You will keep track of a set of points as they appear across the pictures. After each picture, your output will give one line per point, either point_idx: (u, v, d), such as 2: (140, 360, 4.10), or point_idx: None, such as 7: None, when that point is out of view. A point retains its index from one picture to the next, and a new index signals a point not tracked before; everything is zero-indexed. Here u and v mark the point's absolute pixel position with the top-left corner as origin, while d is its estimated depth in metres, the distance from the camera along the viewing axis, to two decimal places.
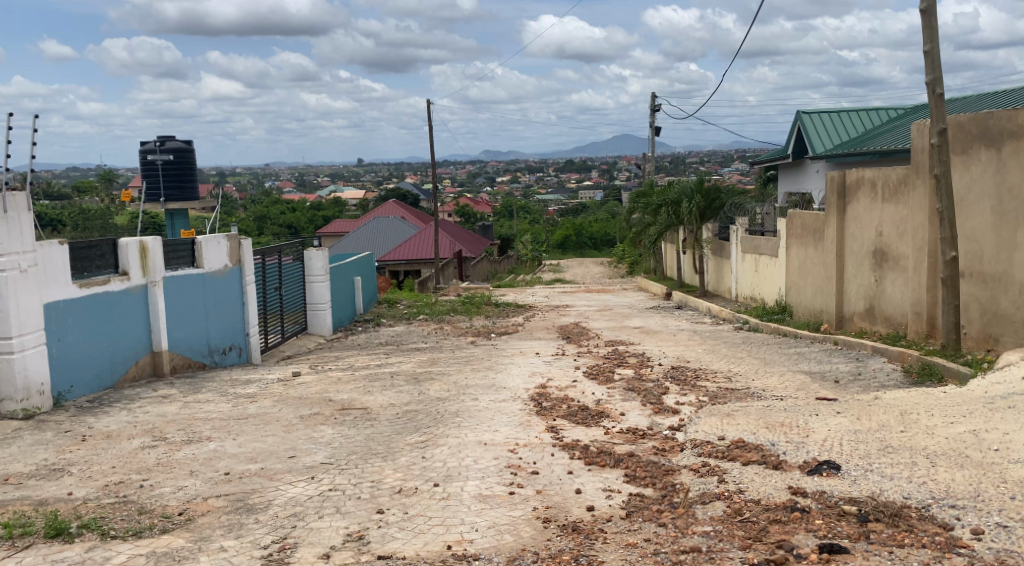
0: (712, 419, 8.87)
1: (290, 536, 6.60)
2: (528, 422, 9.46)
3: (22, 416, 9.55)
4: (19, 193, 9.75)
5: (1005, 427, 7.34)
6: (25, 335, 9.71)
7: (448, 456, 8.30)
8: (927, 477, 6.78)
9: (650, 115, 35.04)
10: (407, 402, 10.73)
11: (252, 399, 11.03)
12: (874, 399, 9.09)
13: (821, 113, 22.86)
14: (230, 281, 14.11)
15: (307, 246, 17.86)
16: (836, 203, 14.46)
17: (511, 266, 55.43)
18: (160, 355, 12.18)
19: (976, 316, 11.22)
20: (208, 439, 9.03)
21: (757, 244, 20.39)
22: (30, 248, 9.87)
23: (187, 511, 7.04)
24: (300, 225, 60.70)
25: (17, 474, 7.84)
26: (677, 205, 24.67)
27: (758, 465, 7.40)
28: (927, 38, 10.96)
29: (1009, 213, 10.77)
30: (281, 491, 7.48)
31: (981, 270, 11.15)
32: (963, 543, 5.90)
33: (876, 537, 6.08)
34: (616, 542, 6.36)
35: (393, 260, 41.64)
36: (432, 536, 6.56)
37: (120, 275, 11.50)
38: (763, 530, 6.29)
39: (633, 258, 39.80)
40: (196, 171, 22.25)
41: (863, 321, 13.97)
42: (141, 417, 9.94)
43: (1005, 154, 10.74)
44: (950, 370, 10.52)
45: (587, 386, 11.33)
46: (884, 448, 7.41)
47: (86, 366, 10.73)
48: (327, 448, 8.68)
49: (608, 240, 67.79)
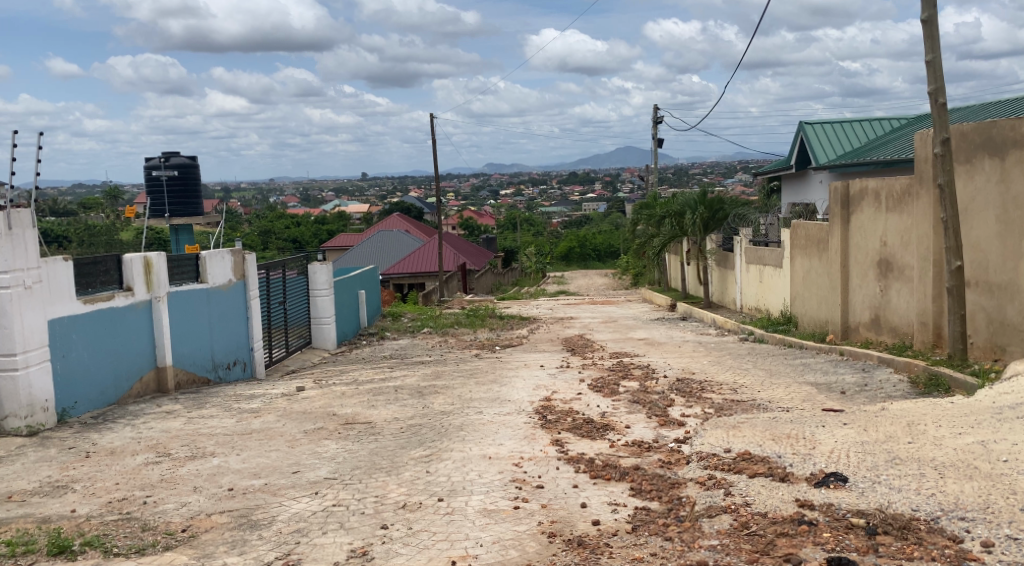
0: (718, 431, 8.82)
1: (293, 552, 6.56)
2: (533, 435, 9.43)
3: (26, 433, 9.55)
4: (24, 210, 9.78)
5: (1013, 438, 7.30)
6: (30, 352, 9.69)
7: (452, 470, 8.26)
8: (936, 489, 6.73)
9: (654, 127, 34.79)
10: (410, 417, 10.68)
11: (256, 415, 10.98)
12: (880, 410, 9.04)
13: (824, 124, 22.89)
14: (235, 295, 14.13)
15: (313, 261, 17.91)
16: (841, 212, 14.35)
17: (516, 278, 55.33)
18: (164, 371, 12.17)
19: (983, 325, 11.14)
20: (212, 455, 8.99)
21: (760, 254, 20.42)
22: (34, 264, 9.88)
23: (191, 528, 7.00)
24: (305, 239, 60.57)
25: (20, 492, 7.80)
26: (680, 216, 24.82)
27: (764, 477, 7.36)
28: (928, 48, 10.96)
29: (1014, 221, 10.75)
30: (284, 506, 7.44)
31: (987, 280, 11.11)
32: (974, 556, 5.85)
33: (885, 550, 6.02)
34: (622, 556, 6.30)
35: (397, 273, 41.59)
36: (436, 552, 6.51)
37: (125, 291, 11.49)
38: (771, 544, 6.23)
39: (639, 269, 39.51)
40: (201, 186, 22.00)
41: (869, 331, 13.89)
42: (145, 433, 9.91)
43: (1009, 164, 10.74)
44: (957, 380, 10.44)
45: (592, 398, 11.29)
46: (892, 460, 7.36)
47: (89, 382, 10.69)
48: (330, 463, 8.66)
49: (613, 251, 67.98)
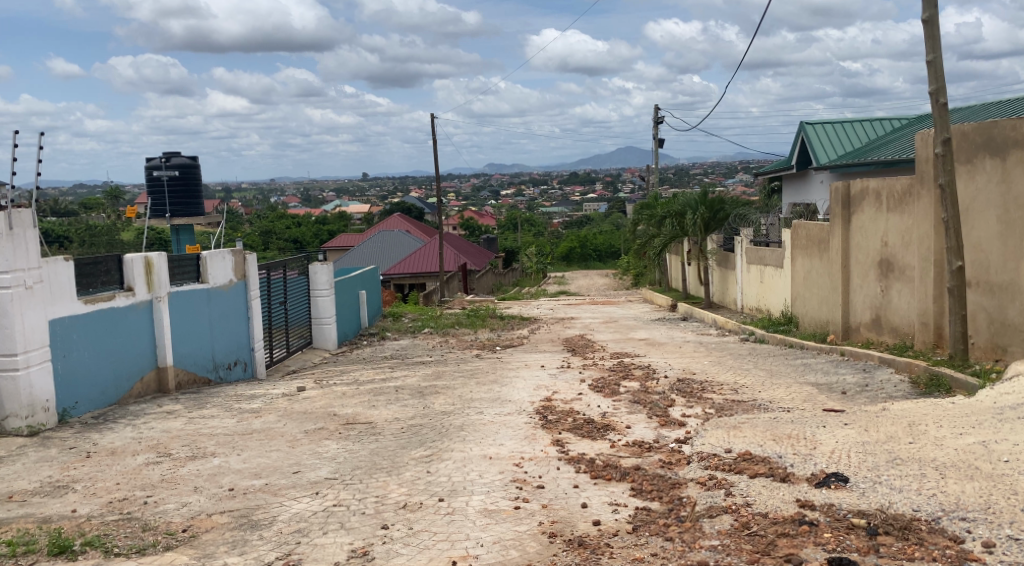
0: (718, 431, 8.82)
1: (294, 552, 6.56)
2: (534, 436, 9.43)
3: (27, 433, 9.56)
4: (24, 210, 9.78)
5: (1014, 438, 7.30)
6: (31, 352, 9.69)
7: (453, 470, 8.27)
8: (937, 489, 6.72)
9: (655, 127, 34.82)
10: (411, 417, 10.68)
11: (257, 415, 10.98)
12: (881, 410, 9.03)
13: (824, 124, 22.89)
14: (235, 295, 14.13)
15: (313, 261, 17.90)
16: (842, 212, 14.35)
17: (517, 278, 55.35)
18: (164, 371, 12.17)
19: (984, 325, 11.14)
20: (213, 455, 8.99)
21: (761, 254, 20.41)
22: (35, 264, 9.87)
23: (191, 528, 7.00)
24: (306, 239, 60.61)
25: (21, 492, 7.80)
26: (681, 216, 24.83)
27: (764, 477, 7.36)
28: (929, 48, 10.95)
29: (1015, 221, 10.74)
30: (285, 506, 7.44)
31: (988, 280, 11.10)
32: (975, 557, 5.84)
33: (886, 551, 6.02)
34: (623, 557, 6.30)
35: (398, 274, 41.59)
36: (436, 552, 6.51)
37: (126, 291, 11.49)
38: (771, 544, 6.22)
39: (640, 269, 39.54)
40: (202, 186, 22.00)
41: (870, 331, 13.89)
42: (146, 433, 9.91)
43: (1010, 164, 10.73)
44: (958, 381, 10.44)
45: (593, 398, 11.29)
46: (892, 460, 7.36)
47: (89, 382, 10.69)
48: (331, 463, 8.66)
49: (614, 252, 68.02)
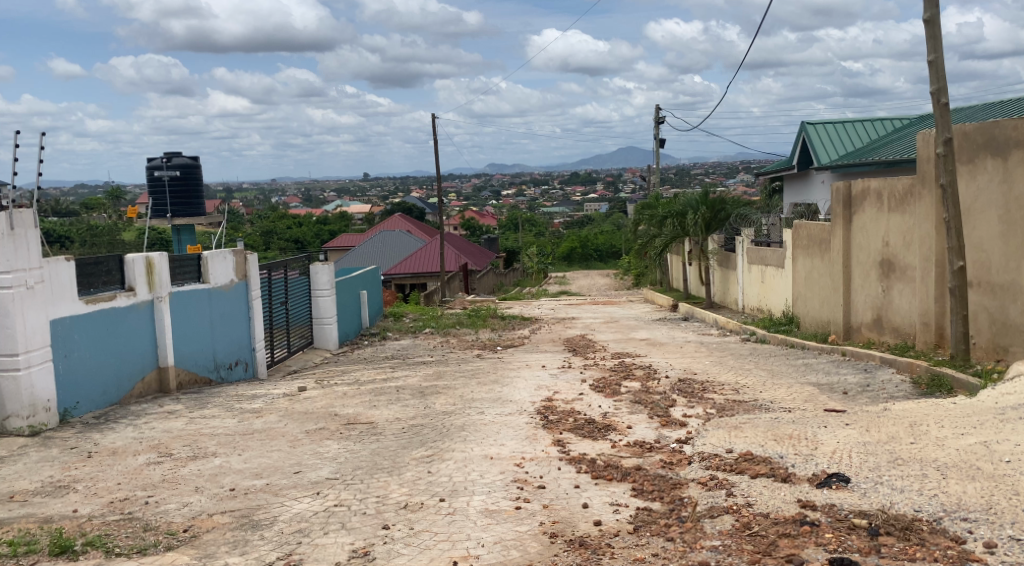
0: (720, 432, 8.82)
1: (295, 552, 6.55)
2: (535, 436, 9.42)
3: (28, 433, 9.56)
4: (25, 210, 9.78)
5: (1015, 438, 7.30)
6: (32, 352, 9.69)
7: (454, 470, 8.26)
8: (938, 489, 6.72)
9: (656, 127, 34.83)
10: (412, 417, 10.68)
11: (258, 415, 10.98)
12: (882, 410, 9.02)
13: (825, 124, 22.88)
14: (236, 296, 14.12)
15: (314, 261, 17.89)
16: (842, 213, 14.34)
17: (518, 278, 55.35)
18: (165, 371, 12.17)
19: (985, 325, 11.13)
20: (214, 455, 8.98)
21: (762, 254, 20.40)
22: (36, 264, 9.88)
23: (192, 528, 7.00)
24: (307, 239, 60.62)
25: (22, 492, 7.80)
26: (682, 216, 24.81)
27: (766, 477, 7.36)
28: (930, 48, 10.94)
29: (1017, 221, 10.74)
30: (286, 507, 7.44)
31: (989, 280, 11.10)
32: (976, 557, 5.83)
33: (887, 551, 6.01)
34: (624, 557, 6.30)
35: (399, 273, 41.60)
36: (438, 552, 6.51)
37: (126, 291, 11.48)
38: (772, 545, 6.21)
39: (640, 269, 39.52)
40: (202, 186, 21.98)
41: (871, 331, 13.88)
42: (147, 433, 9.90)
43: (1011, 164, 10.72)
44: (959, 381, 10.43)
45: (594, 398, 11.29)
46: (894, 460, 7.35)
47: (90, 382, 10.68)
48: (332, 463, 8.66)
49: (614, 252, 68.02)
